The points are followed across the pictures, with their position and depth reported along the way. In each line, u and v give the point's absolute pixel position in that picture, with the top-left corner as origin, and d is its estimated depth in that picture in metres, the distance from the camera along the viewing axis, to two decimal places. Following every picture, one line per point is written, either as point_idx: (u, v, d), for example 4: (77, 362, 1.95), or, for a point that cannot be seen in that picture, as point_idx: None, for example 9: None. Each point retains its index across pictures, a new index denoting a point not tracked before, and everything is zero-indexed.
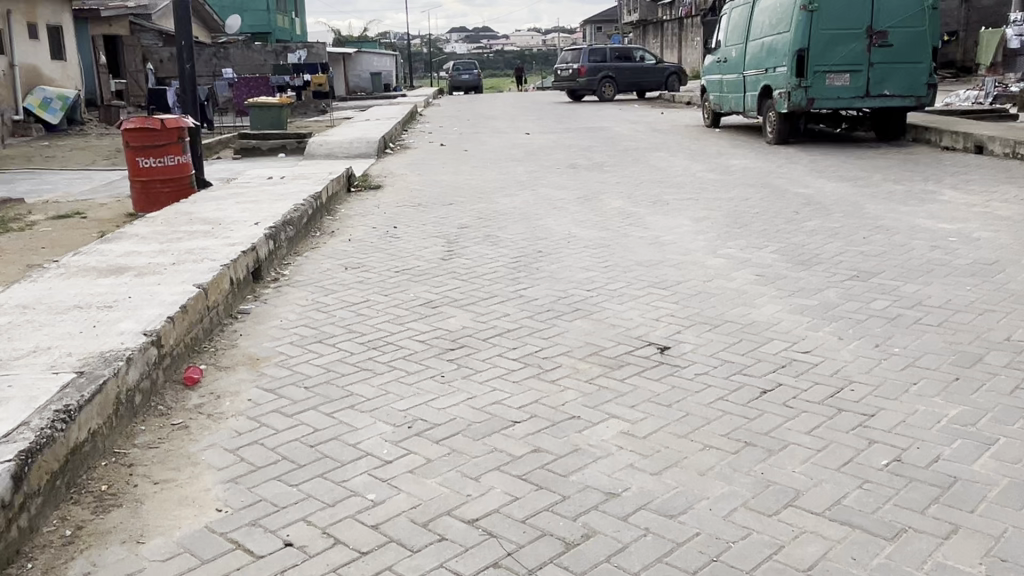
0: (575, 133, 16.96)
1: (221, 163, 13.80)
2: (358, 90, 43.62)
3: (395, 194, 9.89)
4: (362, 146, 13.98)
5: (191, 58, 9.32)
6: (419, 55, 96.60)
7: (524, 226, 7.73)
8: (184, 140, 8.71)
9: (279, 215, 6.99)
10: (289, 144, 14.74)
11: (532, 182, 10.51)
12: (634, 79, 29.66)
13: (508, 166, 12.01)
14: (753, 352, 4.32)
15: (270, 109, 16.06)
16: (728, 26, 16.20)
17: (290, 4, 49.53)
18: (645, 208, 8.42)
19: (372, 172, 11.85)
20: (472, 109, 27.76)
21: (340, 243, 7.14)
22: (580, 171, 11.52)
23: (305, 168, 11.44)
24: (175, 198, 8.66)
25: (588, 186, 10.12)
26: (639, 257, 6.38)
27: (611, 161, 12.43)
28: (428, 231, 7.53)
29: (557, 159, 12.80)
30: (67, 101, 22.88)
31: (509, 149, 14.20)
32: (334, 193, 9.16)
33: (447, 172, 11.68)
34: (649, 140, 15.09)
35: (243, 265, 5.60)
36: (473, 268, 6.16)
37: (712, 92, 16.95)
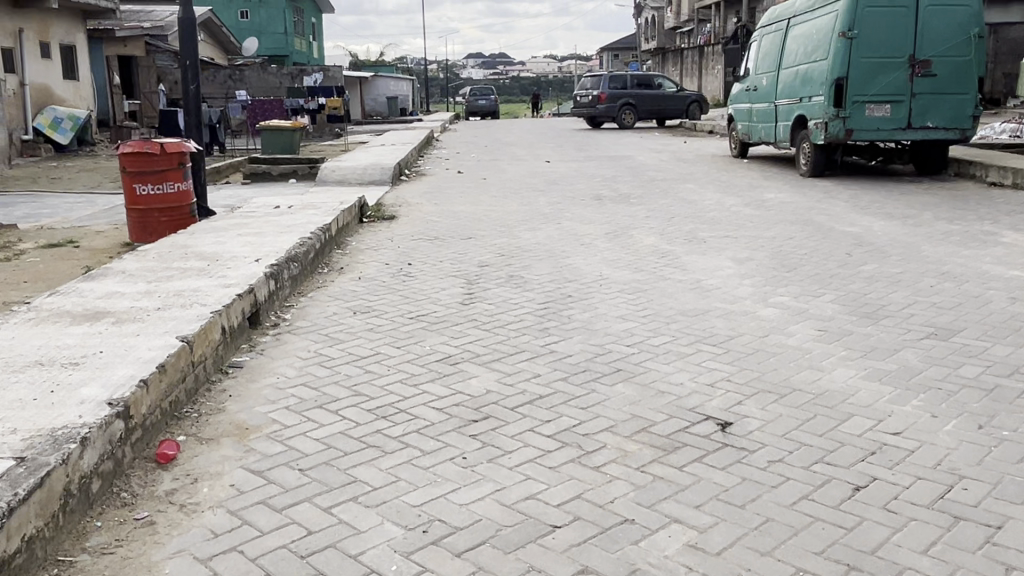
0: (597, 162, 16.38)
1: (230, 188, 13.28)
2: (374, 114, 43.37)
3: (410, 225, 9.28)
4: (376, 172, 13.43)
5: (196, 79, 8.79)
6: (436, 81, 96.81)
7: (550, 265, 7.09)
8: (185, 167, 8.12)
9: (283, 251, 6.37)
10: (300, 169, 14.19)
11: (556, 214, 9.89)
12: (654, 106, 29.15)
13: (529, 197, 11.40)
14: (833, 433, 3.64)
15: (282, 133, 15.54)
16: (758, 53, 15.63)
17: (308, 27, 49.45)
18: (681, 247, 7.78)
19: (386, 201, 11.27)
20: (490, 136, 27.30)
21: (348, 282, 6.51)
22: (606, 203, 10.90)
23: (316, 196, 10.87)
24: (174, 228, 8.06)
25: (616, 219, 9.50)
26: (682, 305, 5.72)
27: (638, 192, 11.81)
28: (446, 270, 6.90)
29: (581, 189, 12.20)
30: (77, 122, 22.47)
31: (529, 178, 13.63)
32: (345, 224, 8.56)
33: (466, 202, 11.09)
34: (676, 170, 14.48)
35: (237, 311, 4.96)
36: (496, 316, 5.51)
37: (741, 121, 16.35)
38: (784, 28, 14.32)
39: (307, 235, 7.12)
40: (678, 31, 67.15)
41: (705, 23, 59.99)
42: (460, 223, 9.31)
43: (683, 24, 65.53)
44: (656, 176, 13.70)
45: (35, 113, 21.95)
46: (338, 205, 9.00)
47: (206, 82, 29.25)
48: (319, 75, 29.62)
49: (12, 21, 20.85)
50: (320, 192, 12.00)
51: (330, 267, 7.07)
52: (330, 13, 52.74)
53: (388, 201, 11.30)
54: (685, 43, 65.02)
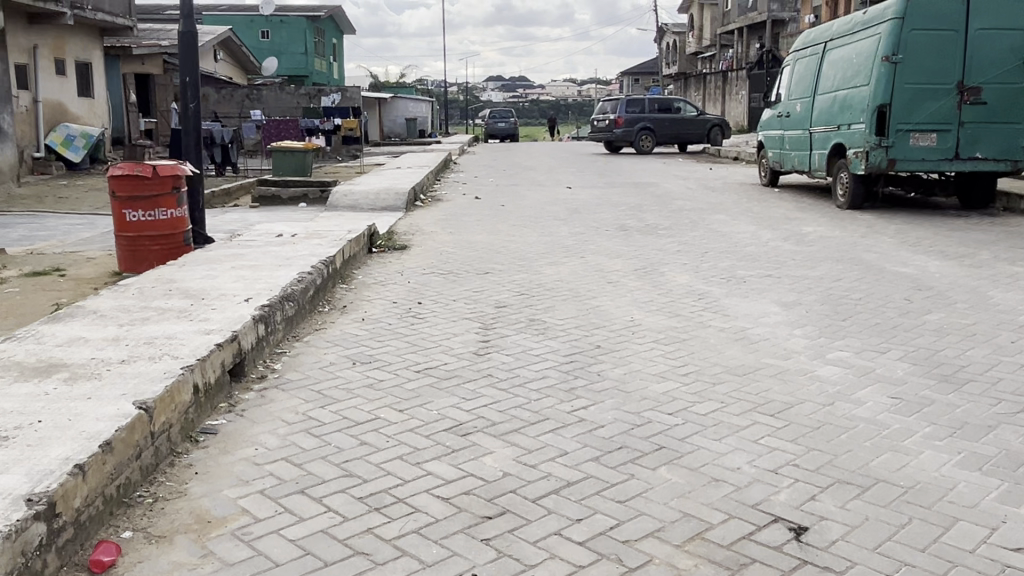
0: (621, 189, 15.70)
1: (237, 212, 12.69)
2: (392, 136, 43.01)
3: (422, 257, 8.61)
4: (390, 197, 12.81)
5: (196, 97, 8.19)
6: (455, 103, 96.81)
7: (575, 307, 6.39)
8: (181, 192, 7.48)
9: (277, 288, 5.70)
10: (311, 193, 13.58)
11: (581, 247, 9.21)
12: (675, 131, 28.49)
13: (551, 227, 10.73)
14: (938, 548, 2.90)
15: (293, 155, 14.99)
16: (791, 79, 14.96)
17: (329, 48, 49.31)
18: (719, 289, 7.07)
19: (398, 229, 10.63)
20: (509, 159, 26.74)
21: (350, 325, 5.83)
22: (633, 234, 10.21)
23: (325, 223, 10.24)
24: (165, 259, 7.41)
25: (646, 253, 8.80)
26: (727, 361, 4.99)
27: (667, 223, 11.12)
28: (459, 311, 6.21)
29: (606, 219, 11.52)
30: (90, 139, 22.07)
31: (551, 206, 12.97)
32: (351, 255, 7.90)
33: (483, 231, 10.43)
34: (705, 200, 13.79)
35: (217, 363, 4.28)
36: (515, 371, 4.79)
37: (772, 149, 15.64)
38: (820, 52, 13.65)
39: (308, 269, 6.46)
40: (700, 57, 66.65)
41: (728, 48, 59.41)
42: (478, 255, 8.64)
43: (705, 48, 65.02)
44: (685, 205, 13.01)
45: (47, 130, 21.53)
46: (345, 234, 8.34)
47: (222, 101, 28.87)
48: (337, 96, 29.21)
49: (26, 36, 20.51)
50: (329, 218, 11.39)
51: (332, 306, 6.40)
52: (351, 34, 52.56)
53: (400, 228, 10.66)
54: (707, 69, 64.48)
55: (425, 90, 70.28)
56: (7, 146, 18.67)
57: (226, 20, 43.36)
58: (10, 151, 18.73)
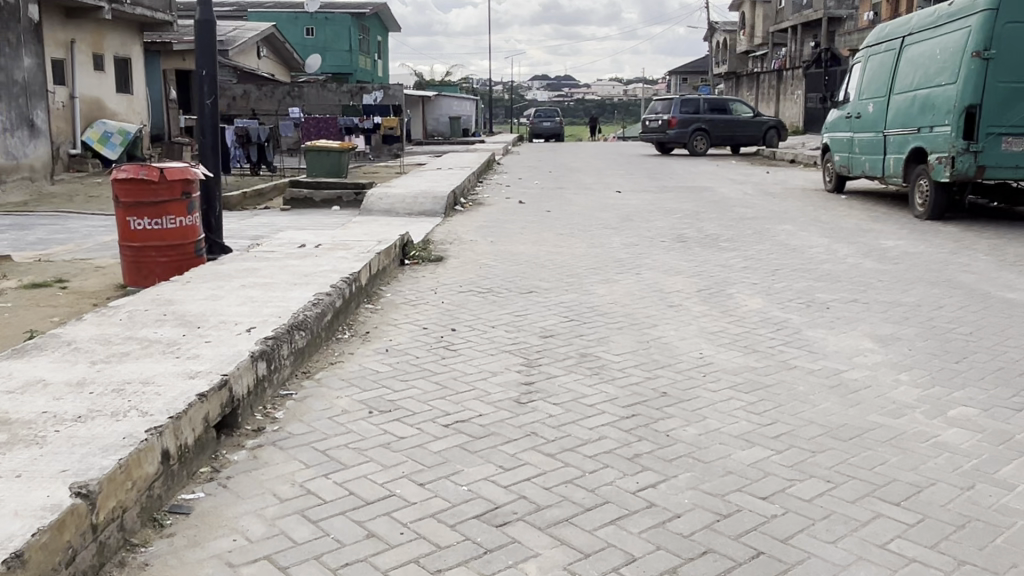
0: (674, 194, 14.75)
1: (266, 215, 12.00)
2: (435, 134, 42.40)
3: (461, 272, 7.80)
4: (428, 202, 12.01)
5: (213, 93, 7.46)
6: (500, 102, 96.13)
7: (632, 338, 5.49)
8: (193, 198, 6.75)
9: (287, 314, 4.90)
10: (345, 196, 12.82)
11: (635, 261, 8.30)
12: (730, 133, 27.34)
13: (602, 236, 9.83)
14: None
15: (327, 154, 14.28)
16: (862, 76, 13.88)
17: (374, 46, 48.89)
18: (800, 317, 6.11)
19: (434, 237, 9.81)
20: (555, 160, 25.86)
21: (371, 358, 5.02)
22: (693, 247, 9.27)
23: (355, 230, 9.46)
24: (174, 272, 6.70)
25: (709, 270, 7.88)
26: (826, 419, 4.07)
27: (729, 234, 10.14)
28: (498, 342, 5.35)
29: (662, 228, 10.59)
30: (127, 136, 21.67)
31: (600, 212, 12.06)
32: (380, 269, 7.10)
33: (527, 240, 9.58)
34: (766, 207, 12.78)
35: (199, 418, 3.48)
36: (564, 428, 3.92)
37: (839, 153, 14.54)
38: (896, 48, 12.55)
39: (328, 289, 5.66)
40: (751, 56, 65.05)
41: (781, 47, 57.77)
42: (521, 269, 7.78)
43: (757, 47, 63.48)
44: (745, 213, 12.04)
45: (84, 126, 21.18)
46: (373, 244, 7.55)
47: (263, 98, 28.41)
48: (380, 94, 28.57)
49: (64, 31, 20.13)
50: (360, 224, 10.62)
51: (353, 333, 5.59)
52: (396, 31, 52.09)
53: (436, 236, 9.87)
54: (758, 68, 62.82)
55: (470, 88, 69.65)
56: (41, 143, 18.30)
57: (271, 17, 43.10)
58: (45, 148, 18.37)
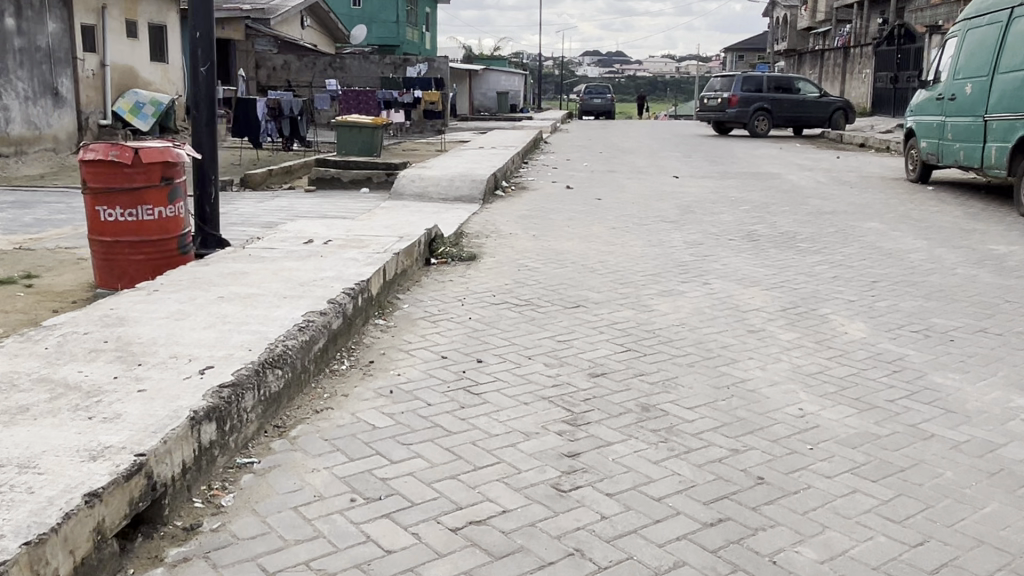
0: (737, 181, 13.39)
1: (289, 196, 10.99)
2: (482, 109, 41.26)
3: (496, 274, 6.61)
4: (465, 185, 10.86)
5: (209, 58, 6.32)
6: (550, 78, 94.52)
7: (707, 382, 4.26)
8: (176, 184, 5.66)
9: (261, 346, 3.77)
10: (375, 177, 11.68)
11: (701, 266, 7.05)
12: (795, 113, 25.63)
13: (659, 232, 8.58)
14: None
15: (359, 131, 13.16)
16: (957, 53, 12.35)
17: (423, 18, 47.80)
18: (919, 353, 4.83)
19: (467, 229, 8.65)
20: (605, 139, 24.55)
21: (368, 405, 3.87)
22: (767, 248, 8.00)
23: (378, 221, 8.36)
24: (151, 272, 5.63)
25: (790, 280, 6.61)
26: (1000, 538, 2.82)
27: (806, 233, 8.83)
28: (534, 384, 4.17)
29: (729, 222, 9.31)
30: (160, 107, 20.91)
31: (656, 201, 10.82)
32: (396, 272, 5.94)
33: (574, 235, 8.38)
34: (843, 198, 11.41)
35: (83, 534, 2.35)
36: (623, 543, 2.72)
37: (927, 139, 13.03)
38: (1003, 20, 11.03)
39: (324, 307, 4.51)
40: (813, 33, 62.52)
41: (846, 24, 55.39)
42: (568, 274, 6.59)
43: (819, 24, 60.98)
44: (821, 205, 10.70)
45: (116, 96, 20.45)
46: (390, 241, 6.42)
47: (304, 70, 27.50)
48: (423, 66, 27.37)
49: None
50: (386, 213, 9.50)
51: (354, 363, 4.45)
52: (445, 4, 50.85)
53: (470, 228, 8.69)
54: (820, 46, 60.45)
55: (520, 63, 68.18)
56: (66, 112, 17.59)
57: None
58: (70, 118, 17.65)
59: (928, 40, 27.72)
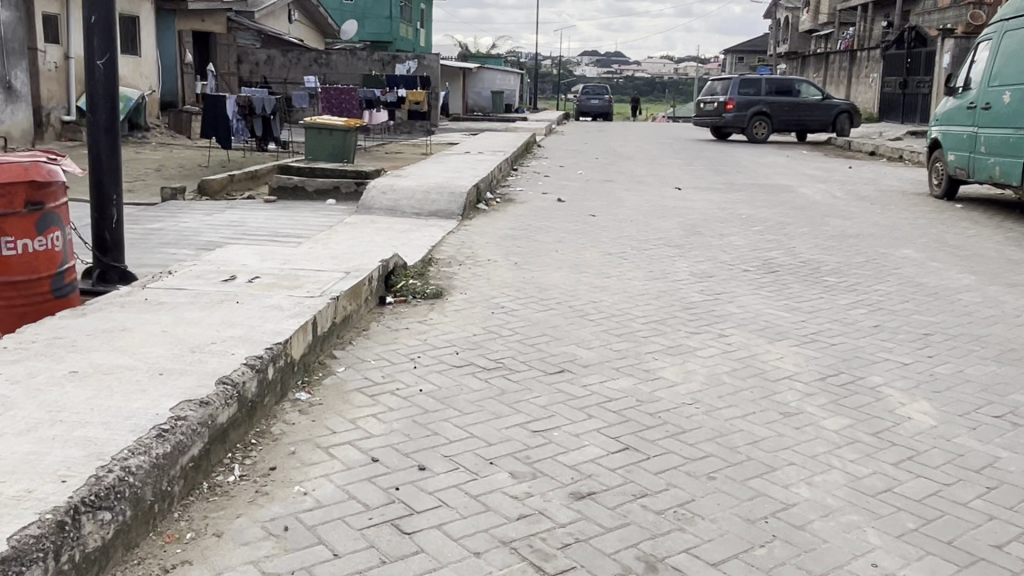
0: (746, 196, 12.20)
1: (246, 208, 9.80)
2: (476, 109, 40.10)
3: (464, 321, 5.38)
4: (443, 198, 9.63)
5: (105, 51, 5.09)
6: (547, 78, 93.39)
7: (735, 510, 3.05)
8: (50, 211, 4.45)
9: (81, 477, 2.55)
10: (343, 186, 10.43)
11: (713, 310, 5.83)
12: (796, 117, 24.38)
13: (662, 261, 7.38)
14: None
15: (330, 133, 11.90)
16: (993, 57, 11.19)
17: (417, 15, 46.54)
18: (1012, 453, 3.64)
19: (437, 254, 7.43)
20: (601, 142, 23.37)
21: (244, 559, 2.65)
22: (789, 284, 6.80)
23: (331, 245, 7.12)
24: (14, 322, 4.40)
25: (823, 332, 5.41)
26: None
27: (830, 264, 7.63)
28: (493, 516, 2.95)
29: (740, 248, 8.12)
30: (129, 103, 19.65)
31: (658, 218, 9.62)
32: (333, 323, 4.72)
33: (562, 264, 7.16)
34: (866, 218, 10.25)
35: None
36: None
37: (954, 151, 11.87)
38: None
39: (206, 393, 3.28)
40: (816, 35, 61.39)
41: (850, 26, 54.40)
42: (551, 322, 5.36)
43: (823, 26, 59.82)
44: (843, 225, 9.55)
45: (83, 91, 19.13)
46: (332, 279, 5.19)
47: (288, 65, 26.39)
48: (413, 64, 25.81)
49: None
50: (346, 233, 8.28)
51: (244, 474, 3.21)
52: None
53: (440, 254, 7.47)
54: (822, 49, 59.46)
55: (518, 62, 66.95)
56: (21, 108, 16.41)
57: None
58: (25, 114, 16.48)
59: (941, 43, 26.54)
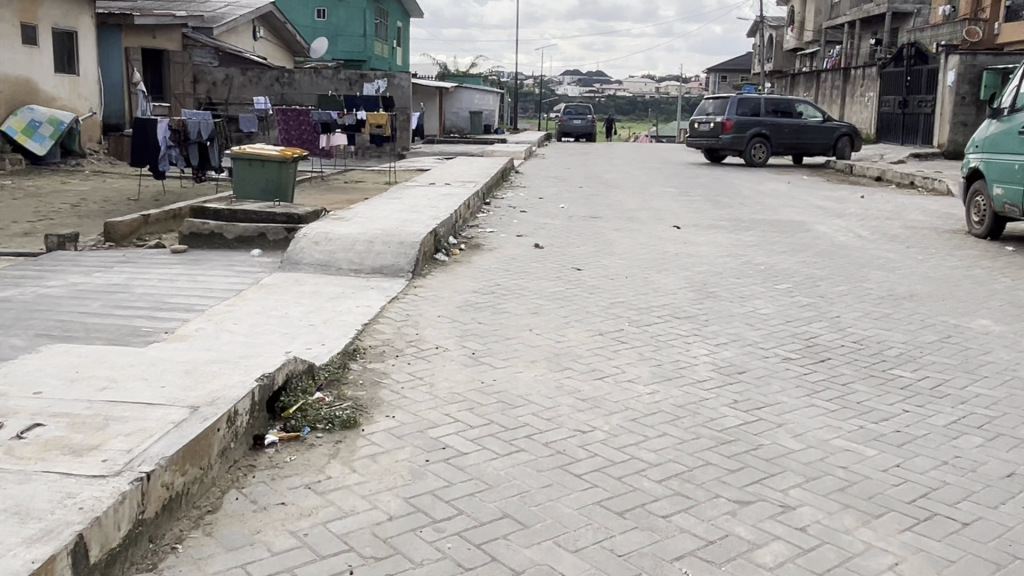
0: (757, 237, 10.35)
1: (145, 262, 7.85)
2: (453, 129, 38.39)
3: (377, 486, 3.41)
4: (390, 249, 7.68)
5: None
6: (528, 97, 92.16)
7: None
8: None
9: None
10: (270, 232, 8.45)
11: (757, 447, 3.91)
12: (795, 141, 22.65)
13: (671, 348, 5.46)
14: None
15: (262, 166, 9.93)
16: None
17: (394, 33, 44.90)
18: None
19: (366, 341, 5.46)
20: (586, 167, 21.57)
21: None
22: (851, 385, 4.90)
23: (215, 344, 5.15)
24: None
25: (937, 494, 3.50)
26: None
27: (895, 345, 5.75)
28: None
29: (770, 323, 6.23)
30: (60, 126, 17.71)
31: (658, 273, 7.75)
32: (133, 526, 2.72)
33: (537, 357, 5.21)
34: (909, 268, 8.43)
35: None
36: None
37: (1001, 183, 10.07)
38: None
39: None
40: (801, 53, 60.42)
41: (836, 44, 53.51)
42: (516, 487, 3.41)
43: (808, 44, 59.01)
44: (888, 281, 7.70)
45: (8, 113, 17.32)
46: (158, 430, 3.20)
47: (247, 84, 24.03)
48: (383, 83, 23.81)
49: None
50: (252, 306, 6.29)
51: None
52: (418, 18, 47.91)
53: (372, 339, 5.51)
54: (808, 67, 58.46)
55: (498, 81, 65.53)
56: None
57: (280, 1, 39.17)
58: None
59: (944, 60, 25.01)
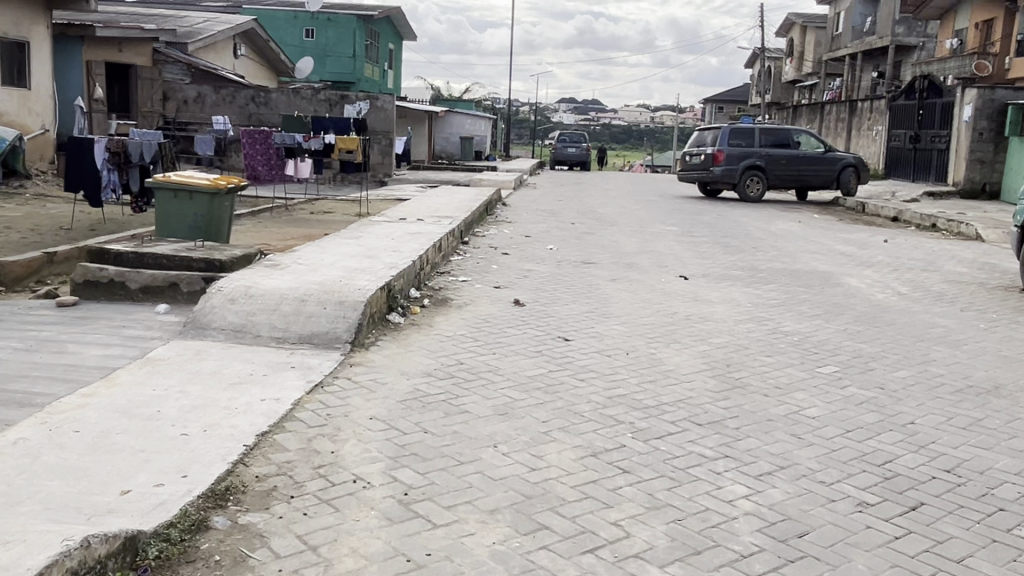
0: (781, 293, 8.71)
1: (13, 320, 6.15)
2: (442, 155, 36.95)
3: None
4: (325, 311, 5.99)
5: None
6: (523, 124, 91.07)
7: None
8: None
9: None
10: (183, 282, 6.78)
11: None
12: (795, 173, 20.86)
13: (694, 487, 3.79)
14: None
15: (189, 198, 8.29)
16: None
17: (386, 55, 43.53)
18: None
19: (255, 469, 3.77)
20: (579, 200, 19.98)
21: None
22: (972, 565, 3.22)
23: (17, 483, 3.44)
24: None
25: None
26: None
27: (1008, 479, 4.08)
28: None
29: (824, 437, 4.56)
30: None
31: (667, 349, 6.07)
32: None
33: (499, 502, 3.53)
34: (977, 343, 6.79)
35: None
36: None
37: None
38: None
39: None
40: (800, 85, 59.44)
41: (836, 77, 52.59)
42: None
43: (807, 77, 58.03)
44: (960, 365, 6.04)
45: None
46: None
47: (221, 104, 22.10)
48: (365, 105, 22.15)
49: None
50: (117, 397, 4.58)
51: None
52: (411, 41, 46.57)
53: (265, 465, 3.82)
54: (807, 99, 57.42)
55: (491, 106, 64.25)
56: None
57: (267, 15, 37.58)
58: None
59: (960, 94, 23.61)
